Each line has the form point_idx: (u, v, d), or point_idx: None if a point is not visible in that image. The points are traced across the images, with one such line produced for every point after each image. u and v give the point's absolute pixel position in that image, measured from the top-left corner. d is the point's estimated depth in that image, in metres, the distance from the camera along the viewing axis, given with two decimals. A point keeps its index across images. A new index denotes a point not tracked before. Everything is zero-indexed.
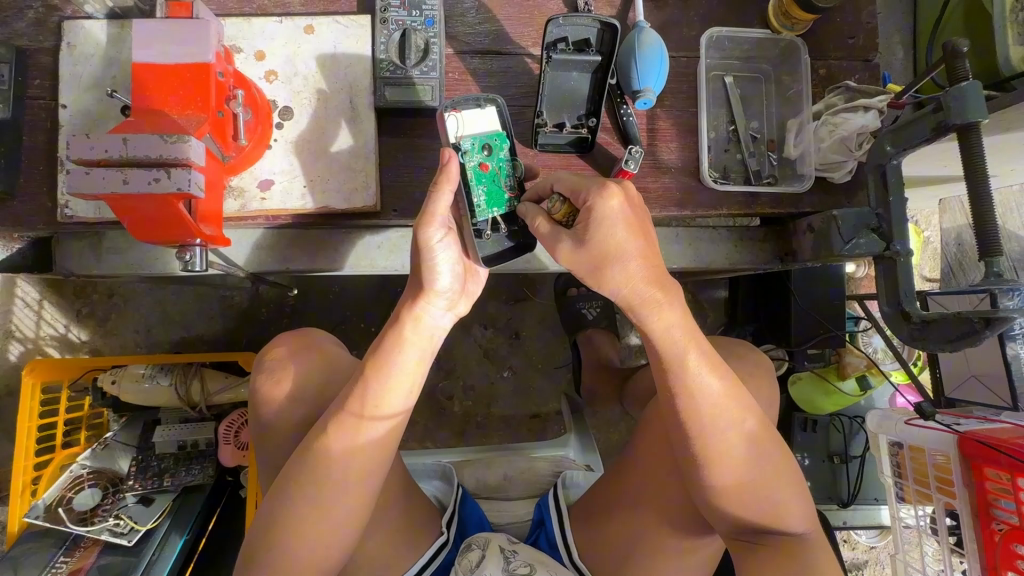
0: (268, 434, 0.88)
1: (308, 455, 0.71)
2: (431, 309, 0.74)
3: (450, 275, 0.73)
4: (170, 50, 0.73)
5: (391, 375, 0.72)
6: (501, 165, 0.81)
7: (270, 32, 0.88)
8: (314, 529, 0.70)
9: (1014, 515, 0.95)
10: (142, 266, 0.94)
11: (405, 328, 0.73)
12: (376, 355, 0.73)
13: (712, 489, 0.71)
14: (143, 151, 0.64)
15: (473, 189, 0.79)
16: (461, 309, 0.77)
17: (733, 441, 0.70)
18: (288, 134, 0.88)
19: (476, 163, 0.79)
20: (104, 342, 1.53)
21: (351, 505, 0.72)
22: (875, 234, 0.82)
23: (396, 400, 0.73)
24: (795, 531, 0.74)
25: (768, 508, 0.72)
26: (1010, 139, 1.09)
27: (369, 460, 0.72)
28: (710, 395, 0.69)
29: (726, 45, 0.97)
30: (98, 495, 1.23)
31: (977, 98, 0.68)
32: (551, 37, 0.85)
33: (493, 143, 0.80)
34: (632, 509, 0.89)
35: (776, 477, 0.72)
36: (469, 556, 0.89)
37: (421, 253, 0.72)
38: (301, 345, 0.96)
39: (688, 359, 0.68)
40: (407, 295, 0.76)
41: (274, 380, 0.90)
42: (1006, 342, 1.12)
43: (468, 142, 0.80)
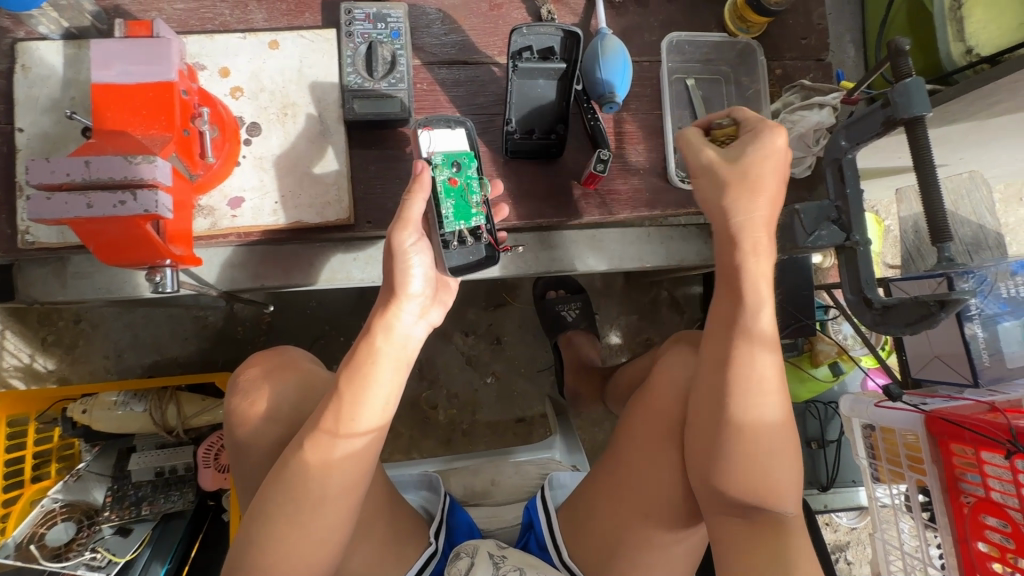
0: (245, 450, 0.86)
1: (286, 464, 0.71)
2: (405, 317, 0.74)
3: (422, 279, 0.74)
4: (132, 70, 0.72)
5: (369, 382, 0.71)
6: (469, 181, 0.83)
7: (234, 49, 0.88)
8: (290, 542, 0.69)
9: (980, 488, 1.00)
10: (111, 290, 0.92)
11: (377, 338, 0.72)
12: (350, 367, 0.72)
13: (722, 461, 0.73)
14: (106, 173, 0.63)
15: (441, 202, 0.81)
16: (433, 317, 0.78)
17: (758, 411, 0.72)
18: (255, 150, 0.88)
19: (445, 178, 0.82)
20: (72, 370, 1.48)
21: (330, 517, 0.71)
22: (834, 224, 0.85)
23: (375, 407, 0.72)
24: (785, 516, 0.75)
25: (769, 500, 0.73)
26: (955, 130, 1.15)
27: (346, 469, 0.71)
28: (765, 355, 0.73)
29: (686, 48, 1.00)
30: (72, 528, 1.20)
31: (920, 93, 0.71)
32: (516, 46, 0.86)
33: (462, 162, 0.84)
34: (620, 501, 0.89)
35: (782, 457, 0.73)
36: (457, 564, 0.89)
37: (393, 259, 0.73)
38: (277, 362, 0.95)
39: (761, 313, 0.73)
40: (378, 306, 0.75)
41: (254, 397, 0.89)
42: (964, 322, 1.15)
43: (438, 158, 0.83)
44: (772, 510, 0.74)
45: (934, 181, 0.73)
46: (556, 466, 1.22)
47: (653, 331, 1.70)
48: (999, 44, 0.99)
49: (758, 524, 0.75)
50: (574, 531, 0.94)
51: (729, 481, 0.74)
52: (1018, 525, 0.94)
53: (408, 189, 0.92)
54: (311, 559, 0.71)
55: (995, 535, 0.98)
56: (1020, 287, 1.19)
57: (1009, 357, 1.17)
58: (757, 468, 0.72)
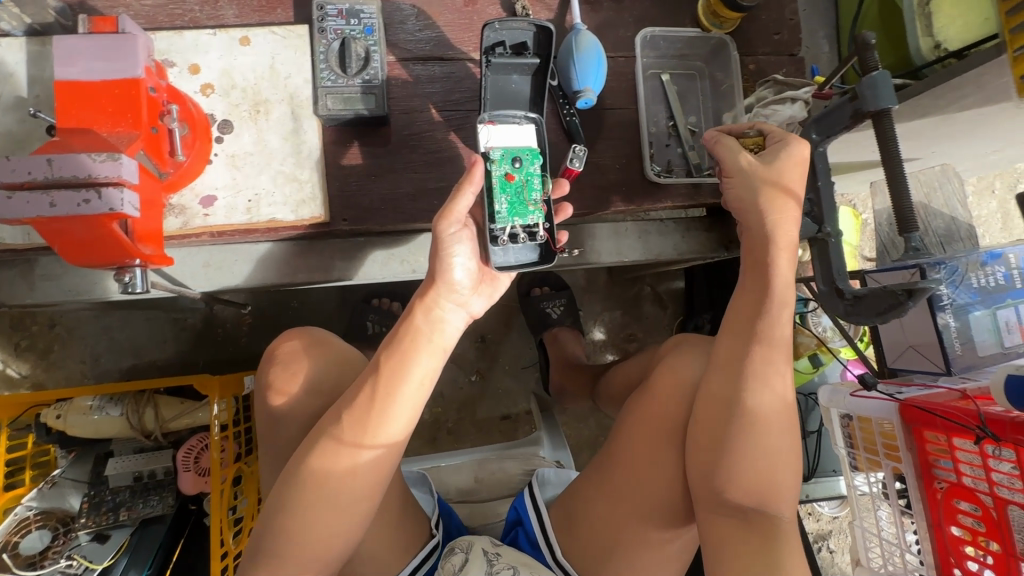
0: (279, 423, 0.88)
1: (318, 440, 0.71)
2: (444, 303, 0.75)
3: (464, 269, 0.75)
4: (95, 67, 0.71)
5: (408, 367, 0.72)
6: (529, 178, 0.81)
7: (205, 45, 0.87)
8: (314, 518, 0.69)
9: (953, 473, 1.02)
10: (82, 292, 0.90)
11: (418, 321, 0.74)
12: (391, 347, 0.73)
13: (738, 448, 0.76)
14: (69, 171, 0.62)
15: (495, 198, 0.80)
16: (473, 307, 0.79)
17: (772, 403, 0.77)
18: (227, 148, 0.87)
19: (503, 172, 0.80)
20: (47, 375, 1.45)
21: (356, 499, 0.71)
22: (807, 217, 0.87)
23: (410, 395, 0.72)
24: (778, 514, 0.76)
25: (772, 494, 0.77)
26: (925, 123, 1.17)
27: (375, 463, 0.71)
28: (781, 346, 0.79)
29: (660, 44, 1.01)
30: (47, 536, 1.17)
31: (886, 86, 0.73)
32: (489, 42, 0.86)
33: (523, 157, 0.81)
34: (623, 497, 0.87)
35: (784, 453, 0.77)
36: (452, 559, 0.89)
37: (440, 246, 0.73)
38: (311, 342, 0.96)
39: (783, 309, 0.79)
40: (419, 292, 0.76)
41: (293, 372, 0.91)
42: (937, 312, 1.18)
43: (497, 152, 0.81)
44: (768, 506, 0.76)
45: (901, 172, 0.75)
46: (540, 462, 1.23)
47: (637, 327, 1.71)
48: (964, 38, 1.02)
49: (751, 520, 0.76)
50: (563, 529, 0.93)
51: (739, 471, 0.76)
52: (988, 508, 0.96)
53: (384, 186, 0.91)
54: (330, 539, 0.70)
55: (967, 518, 1.00)
56: (991, 277, 1.21)
57: (979, 345, 1.20)
58: (764, 459, 0.76)
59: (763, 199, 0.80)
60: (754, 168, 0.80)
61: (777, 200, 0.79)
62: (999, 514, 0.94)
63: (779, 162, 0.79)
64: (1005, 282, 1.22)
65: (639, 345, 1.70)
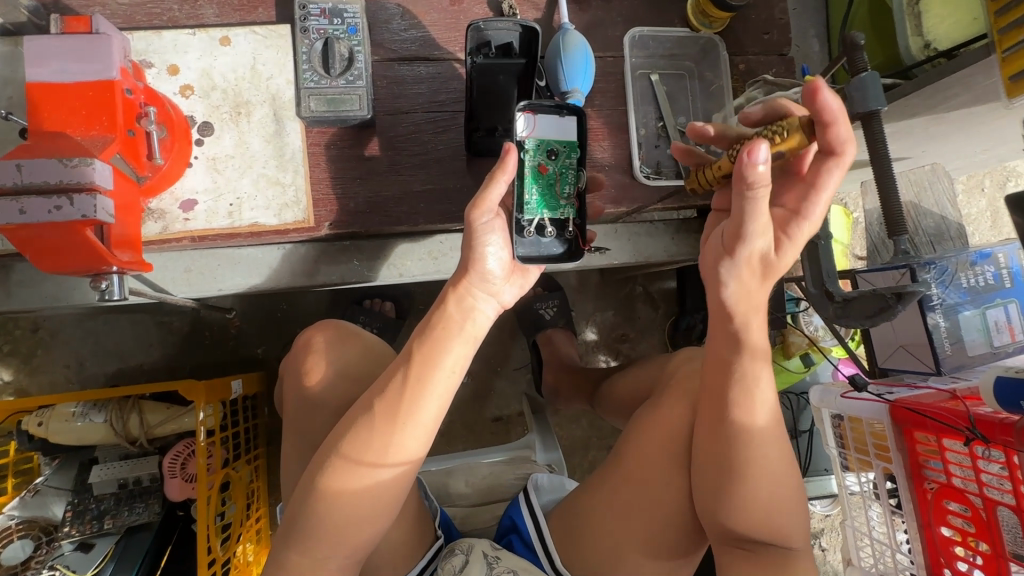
0: (314, 406, 0.87)
1: (349, 431, 0.69)
2: (476, 293, 0.73)
3: (498, 260, 0.72)
4: (69, 68, 0.69)
5: (439, 358, 0.70)
6: (563, 171, 0.80)
7: (184, 45, 0.85)
8: (339, 516, 0.68)
9: (942, 474, 1.02)
10: (60, 299, 0.88)
11: (450, 309, 0.71)
12: (423, 337, 0.70)
13: (740, 495, 0.72)
14: (41, 177, 0.60)
15: (527, 187, 0.78)
16: (505, 297, 0.76)
17: (770, 450, 0.72)
18: (208, 150, 0.85)
19: (535, 163, 0.79)
20: (30, 380, 1.43)
21: (383, 500, 0.69)
22: None
23: (439, 391, 0.70)
24: (792, 547, 0.76)
25: (777, 526, 0.74)
26: (915, 123, 1.17)
27: (386, 482, 0.69)
28: (763, 400, 0.72)
29: (649, 44, 1.00)
30: (29, 546, 1.16)
31: (875, 87, 0.72)
32: (473, 42, 0.85)
33: (558, 149, 0.79)
34: (630, 507, 0.87)
35: (790, 484, 0.74)
36: (452, 560, 0.90)
37: (472, 237, 0.71)
38: (345, 333, 0.96)
39: (758, 365, 0.71)
40: (451, 281, 0.74)
41: (330, 359, 0.91)
42: (926, 312, 1.18)
43: (532, 142, 0.79)
44: (783, 542, 0.75)
45: (890, 174, 0.74)
46: (531, 465, 1.22)
47: (629, 327, 1.70)
48: (956, 39, 1.01)
49: (767, 553, 0.77)
50: (565, 540, 0.93)
51: (741, 516, 0.74)
52: (977, 509, 0.97)
53: (370, 189, 0.90)
54: (359, 533, 0.69)
55: (957, 519, 1.01)
56: (980, 277, 1.22)
57: (969, 345, 1.20)
58: (770, 500, 0.73)
59: (738, 274, 0.69)
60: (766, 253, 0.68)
61: (755, 280, 0.70)
62: (988, 515, 0.95)
63: (787, 250, 0.69)
64: (994, 282, 1.22)
65: (631, 345, 1.69)
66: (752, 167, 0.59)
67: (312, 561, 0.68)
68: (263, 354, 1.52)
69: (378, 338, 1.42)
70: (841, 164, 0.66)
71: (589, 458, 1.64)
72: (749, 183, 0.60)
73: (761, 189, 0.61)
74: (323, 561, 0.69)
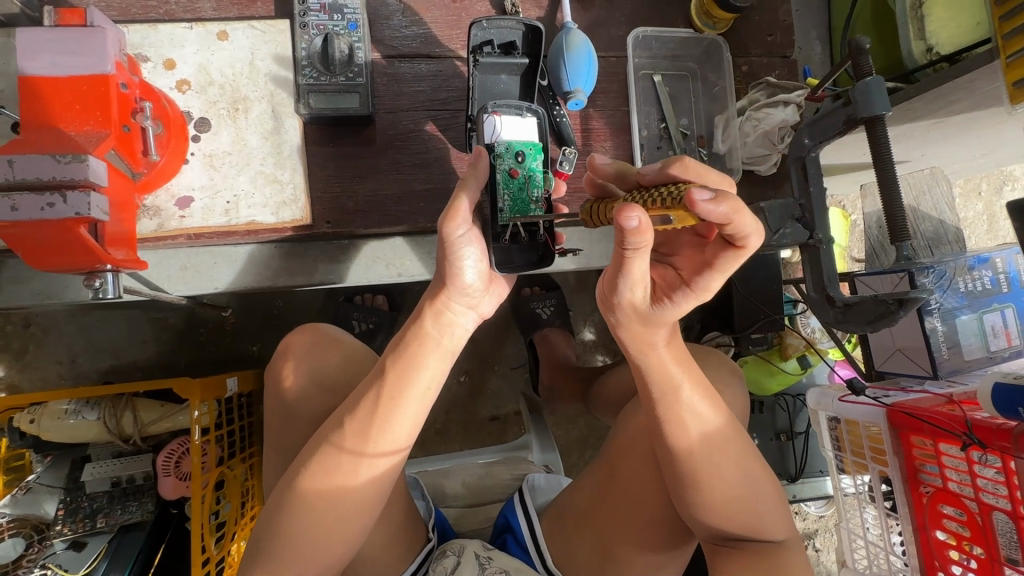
0: (290, 416, 0.86)
1: (317, 450, 0.68)
2: (454, 306, 0.69)
3: (476, 271, 0.67)
4: (60, 62, 0.67)
5: (413, 376, 0.67)
6: (533, 174, 0.77)
7: (180, 40, 0.84)
8: (309, 539, 0.66)
9: (938, 478, 1.03)
10: (52, 296, 0.87)
11: (426, 324, 0.68)
12: (397, 351, 0.68)
13: (700, 507, 0.72)
14: (33, 173, 0.58)
15: (497, 192, 0.75)
16: (484, 307, 0.72)
17: (725, 464, 0.71)
18: (205, 147, 0.84)
19: (506, 167, 0.76)
20: (22, 376, 1.41)
21: (354, 514, 0.68)
22: (799, 223, 0.85)
23: (413, 406, 0.68)
24: (774, 540, 0.76)
25: (753, 520, 0.73)
26: (916, 127, 1.17)
27: (354, 490, 0.67)
28: (701, 417, 0.71)
29: (652, 44, 0.98)
30: (21, 544, 1.15)
31: (880, 93, 0.72)
32: (476, 40, 0.83)
33: (527, 152, 0.76)
34: (611, 518, 0.86)
35: (756, 487, 0.73)
36: (443, 562, 0.89)
37: (447, 251, 0.65)
38: (324, 338, 0.94)
39: (679, 390, 0.70)
40: (428, 293, 0.70)
41: (304, 367, 0.89)
42: (924, 317, 1.18)
43: (502, 145, 0.76)
44: (761, 537, 0.75)
45: (894, 179, 0.74)
46: (527, 466, 1.22)
47: None
48: (960, 41, 1.01)
49: (748, 549, 0.76)
50: (556, 544, 0.92)
51: (706, 520, 0.74)
52: (973, 513, 0.97)
53: (370, 187, 0.89)
54: (327, 548, 0.68)
55: (953, 522, 1.01)
56: (977, 281, 1.22)
57: (965, 349, 1.21)
58: (735, 506, 0.72)
59: (628, 317, 0.69)
60: (642, 306, 0.68)
61: (649, 326, 0.69)
62: (984, 519, 0.95)
63: (665, 310, 0.68)
64: (991, 286, 1.23)
65: None
66: (623, 231, 0.56)
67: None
68: (259, 351, 1.51)
69: (375, 336, 1.41)
70: (740, 256, 0.64)
71: (586, 457, 1.64)
72: (624, 241, 0.58)
73: (634, 251, 0.59)
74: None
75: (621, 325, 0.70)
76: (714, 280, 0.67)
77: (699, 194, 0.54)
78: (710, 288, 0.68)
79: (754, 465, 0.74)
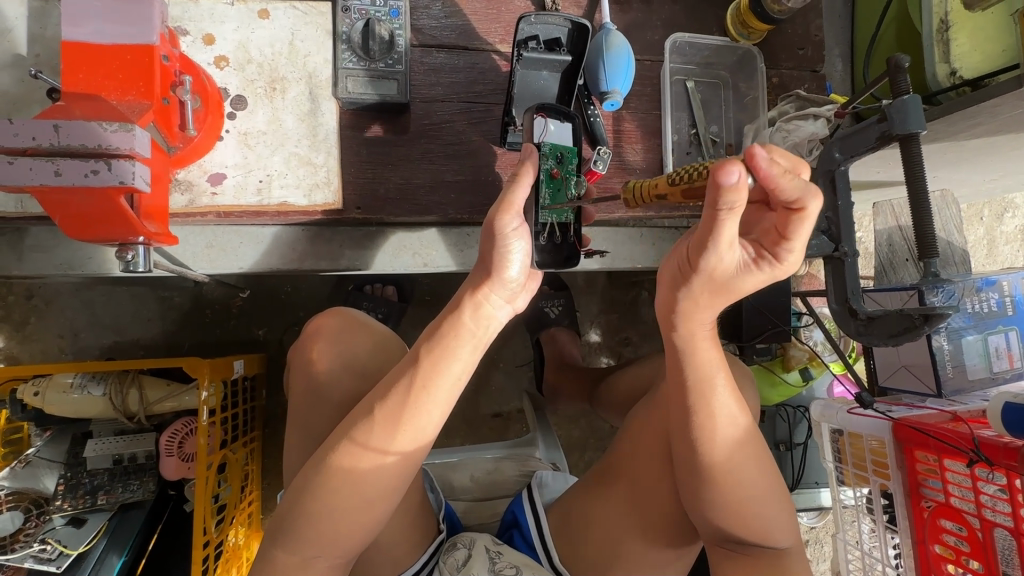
0: (318, 398, 0.85)
1: (342, 436, 0.67)
2: (494, 298, 0.69)
3: (519, 265, 0.69)
4: (105, 29, 0.66)
5: (445, 365, 0.67)
6: (570, 176, 0.79)
7: (221, 16, 0.84)
8: (326, 523, 0.66)
9: (940, 493, 1.04)
10: (73, 267, 0.87)
11: (464, 316, 0.68)
12: (431, 340, 0.68)
13: (713, 506, 0.72)
14: (78, 140, 0.57)
15: (540, 191, 0.77)
16: (520, 302, 0.73)
17: (743, 468, 0.71)
18: (240, 125, 0.84)
19: (549, 168, 0.78)
20: (22, 348, 1.38)
21: (372, 501, 0.67)
22: (824, 236, 0.85)
23: (442, 396, 0.68)
24: (779, 547, 0.75)
25: (766, 524, 0.73)
26: (935, 149, 1.19)
27: (369, 478, 0.66)
28: (727, 413, 0.71)
29: (687, 50, 0.99)
30: (19, 518, 1.12)
31: (917, 111, 0.73)
32: (522, 35, 0.85)
33: (567, 155, 0.79)
34: (621, 515, 0.87)
35: (769, 492, 0.73)
36: (454, 554, 0.89)
37: (490, 239, 0.68)
38: (353, 322, 0.93)
39: (696, 386, 0.71)
40: (468, 283, 0.71)
41: (334, 350, 0.88)
42: (932, 335, 1.20)
43: (546, 146, 0.78)
44: (768, 543, 0.75)
45: (924, 196, 0.75)
46: (534, 462, 1.22)
47: (633, 331, 1.71)
48: (983, 69, 1.02)
49: (752, 554, 0.76)
50: (565, 540, 0.92)
51: (712, 521, 0.73)
52: (974, 529, 0.99)
53: (401, 176, 0.89)
54: (340, 534, 0.67)
55: (951, 537, 1.03)
56: (984, 303, 1.24)
57: (969, 368, 1.23)
58: (749, 508, 0.71)
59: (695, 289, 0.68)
60: (724, 275, 0.66)
61: (717, 295, 0.68)
62: (985, 535, 0.97)
63: (748, 276, 0.66)
64: (997, 309, 1.25)
65: (633, 349, 1.70)
66: (723, 187, 0.54)
67: (299, 560, 0.67)
68: (265, 336, 1.50)
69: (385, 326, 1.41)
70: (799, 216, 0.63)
71: (586, 457, 1.65)
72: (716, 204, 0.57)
73: (726, 214, 0.57)
74: (308, 561, 0.68)
75: (675, 300, 0.70)
76: (790, 242, 0.64)
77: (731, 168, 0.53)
78: (789, 256, 0.65)
79: (770, 468, 0.74)
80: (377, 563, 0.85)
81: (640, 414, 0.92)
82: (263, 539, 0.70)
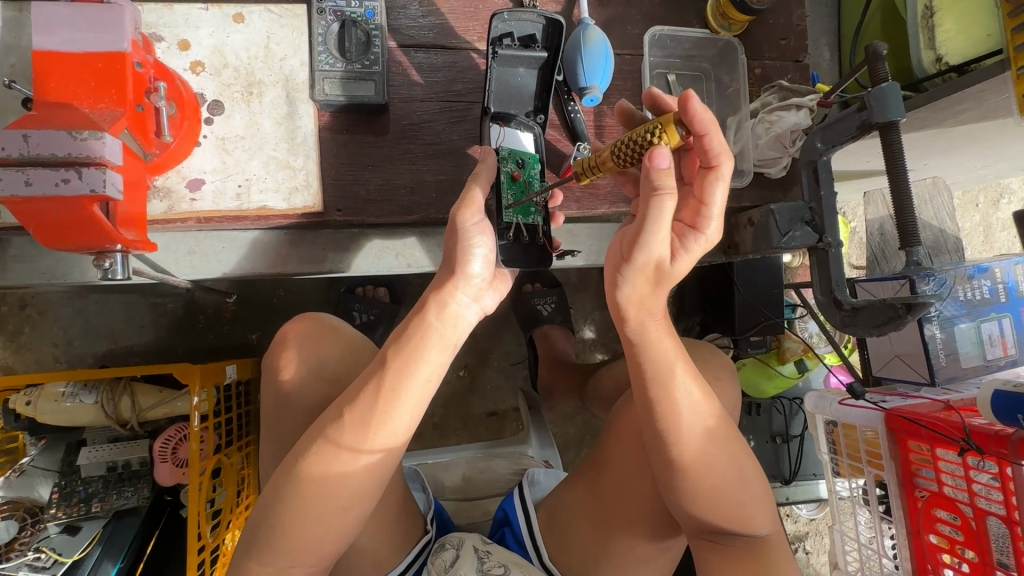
0: (287, 406, 0.85)
1: (313, 441, 0.67)
2: (460, 297, 0.69)
3: (483, 261, 0.70)
4: (78, 38, 0.65)
5: (415, 367, 0.67)
6: (532, 179, 0.84)
7: (196, 20, 0.84)
8: (300, 531, 0.66)
9: (934, 483, 1.03)
10: (57, 276, 0.88)
11: (430, 316, 0.68)
12: (399, 343, 0.67)
13: (690, 499, 0.71)
14: (49, 149, 0.58)
15: (503, 191, 0.81)
16: (487, 302, 0.73)
17: (716, 461, 0.70)
18: (217, 129, 0.84)
19: (509, 170, 0.82)
20: (15, 358, 1.39)
21: (344, 506, 0.67)
22: (808, 225, 0.87)
23: (412, 399, 0.67)
24: (762, 536, 0.75)
25: (742, 515, 0.73)
26: (923, 136, 1.18)
27: (341, 483, 0.66)
28: (701, 404, 0.70)
29: (667, 43, 1.00)
30: (14, 527, 1.15)
31: (895, 99, 0.71)
32: (496, 32, 0.84)
33: (527, 160, 0.84)
34: (603, 513, 0.86)
35: (749, 480, 0.73)
36: (442, 555, 0.88)
37: (454, 237, 0.70)
38: (320, 327, 0.92)
39: (669, 378, 0.69)
40: (433, 284, 0.71)
41: (303, 357, 0.88)
42: (924, 324, 1.19)
43: (506, 151, 0.83)
44: (750, 533, 0.75)
45: (906, 185, 0.74)
46: (526, 460, 1.23)
47: None
48: (970, 55, 1.01)
49: (737, 546, 0.76)
50: (550, 539, 0.92)
51: (693, 514, 0.73)
52: (967, 518, 0.98)
53: (381, 177, 0.88)
54: (318, 540, 0.67)
55: (946, 527, 1.02)
56: (976, 290, 1.23)
57: (963, 357, 1.22)
58: (727, 499, 0.71)
59: (634, 281, 0.67)
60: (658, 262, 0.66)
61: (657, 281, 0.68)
62: (978, 524, 0.97)
63: (680, 258, 0.68)
64: (989, 296, 1.25)
65: None
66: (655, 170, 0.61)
67: (274, 570, 0.67)
68: (257, 340, 1.50)
69: (376, 328, 1.40)
70: (721, 179, 0.67)
71: (582, 454, 1.65)
72: (654, 186, 0.61)
73: (666, 198, 0.61)
74: (286, 568, 0.68)
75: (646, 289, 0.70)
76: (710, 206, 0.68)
77: (661, 152, 0.61)
78: (708, 228, 0.68)
79: (747, 455, 0.73)
80: (359, 566, 0.84)
81: (619, 411, 0.93)
82: (240, 548, 0.70)
